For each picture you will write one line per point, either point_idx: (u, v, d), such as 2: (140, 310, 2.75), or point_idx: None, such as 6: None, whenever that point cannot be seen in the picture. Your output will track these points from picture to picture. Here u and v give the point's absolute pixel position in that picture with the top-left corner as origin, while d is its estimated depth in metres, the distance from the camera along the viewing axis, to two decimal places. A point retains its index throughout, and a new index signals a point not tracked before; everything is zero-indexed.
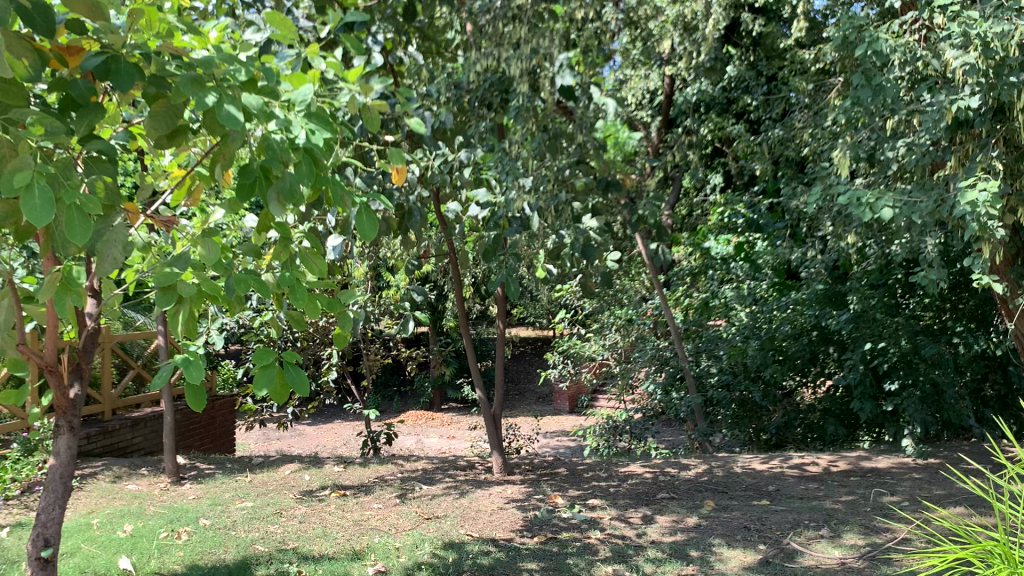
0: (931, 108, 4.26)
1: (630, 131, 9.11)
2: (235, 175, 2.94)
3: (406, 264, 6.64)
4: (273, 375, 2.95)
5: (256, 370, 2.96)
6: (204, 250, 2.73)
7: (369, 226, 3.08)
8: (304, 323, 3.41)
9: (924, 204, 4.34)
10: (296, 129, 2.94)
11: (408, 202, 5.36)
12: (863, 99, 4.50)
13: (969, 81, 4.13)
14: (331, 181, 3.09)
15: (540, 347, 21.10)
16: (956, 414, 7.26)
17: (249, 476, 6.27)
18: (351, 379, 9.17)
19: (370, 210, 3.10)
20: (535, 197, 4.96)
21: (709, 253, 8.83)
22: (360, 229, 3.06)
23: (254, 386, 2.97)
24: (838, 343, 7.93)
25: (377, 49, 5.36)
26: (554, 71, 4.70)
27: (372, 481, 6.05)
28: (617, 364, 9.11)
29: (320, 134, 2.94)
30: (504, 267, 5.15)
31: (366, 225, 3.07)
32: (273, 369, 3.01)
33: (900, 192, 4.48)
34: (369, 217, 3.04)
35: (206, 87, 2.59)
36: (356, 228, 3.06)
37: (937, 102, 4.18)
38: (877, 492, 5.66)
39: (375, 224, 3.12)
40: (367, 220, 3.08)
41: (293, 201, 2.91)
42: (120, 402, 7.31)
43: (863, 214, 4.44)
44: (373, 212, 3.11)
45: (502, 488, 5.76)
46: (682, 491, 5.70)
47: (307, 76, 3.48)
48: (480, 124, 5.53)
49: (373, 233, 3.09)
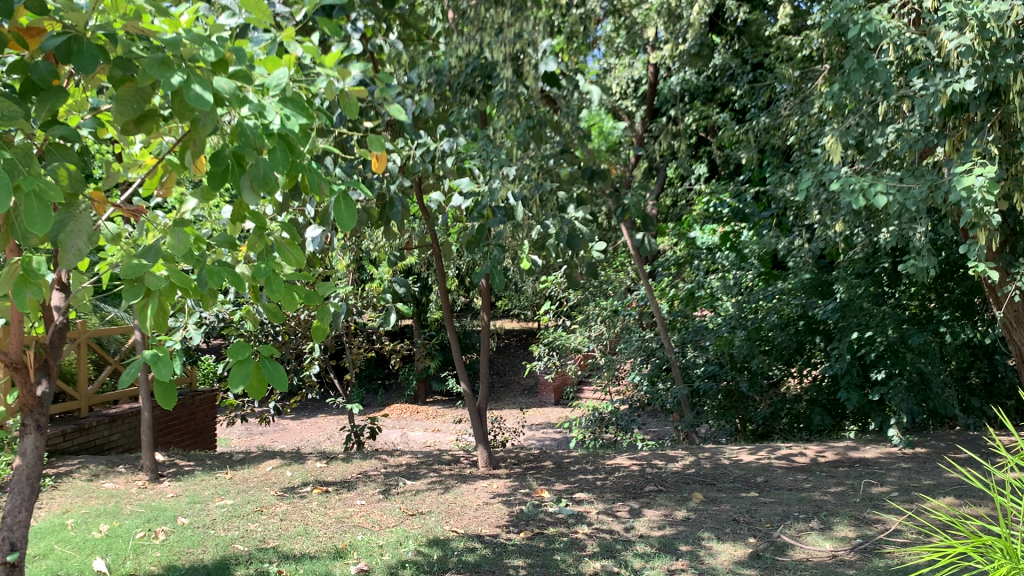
0: (925, 92, 4.17)
1: (615, 120, 9.03)
2: (206, 162, 2.82)
3: (388, 255, 6.51)
4: (250, 369, 2.85)
5: (232, 363, 2.86)
6: (173, 240, 2.61)
7: (347, 216, 2.98)
8: (280, 317, 3.29)
9: (917, 190, 4.26)
10: (270, 114, 2.85)
11: (390, 192, 5.24)
12: (855, 82, 4.39)
13: (965, 63, 4.05)
14: (307, 168, 2.99)
15: (526, 338, 21.04)
16: (942, 403, 7.19)
17: (230, 473, 6.14)
18: (333, 373, 9.03)
19: (348, 199, 3.01)
20: (518, 186, 4.81)
21: (695, 244, 8.72)
22: (338, 218, 2.96)
23: (230, 381, 2.86)
24: (824, 332, 7.86)
25: (357, 36, 5.25)
26: (539, 59, 4.64)
27: (355, 477, 5.94)
28: (603, 355, 9.02)
29: (295, 119, 2.85)
30: (489, 258, 5.04)
31: (344, 214, 2.98)
32: (250, 363, 2.92)
33: (891, 178, 4.40)
34: (347, 206, 2.94)
35: (174, 69, 2.49)
36: (334, 217, 2.96)
37: (932, 86, 4.09)
38: (866, 483, 5.62)
39: (353, 213, 3.03)
40: (345, 209, 2.99)
41: (267, 188, 2.81)
42: (97, 398, 7.16)
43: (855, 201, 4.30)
44: (351, 201, 3.02)
45: (488, 482, 5.68)
46: (670, 483, 5.64)
47: (282, 60, 3.40)
48: (463, 111, 5.41)
49: (351, 223, 2.99)
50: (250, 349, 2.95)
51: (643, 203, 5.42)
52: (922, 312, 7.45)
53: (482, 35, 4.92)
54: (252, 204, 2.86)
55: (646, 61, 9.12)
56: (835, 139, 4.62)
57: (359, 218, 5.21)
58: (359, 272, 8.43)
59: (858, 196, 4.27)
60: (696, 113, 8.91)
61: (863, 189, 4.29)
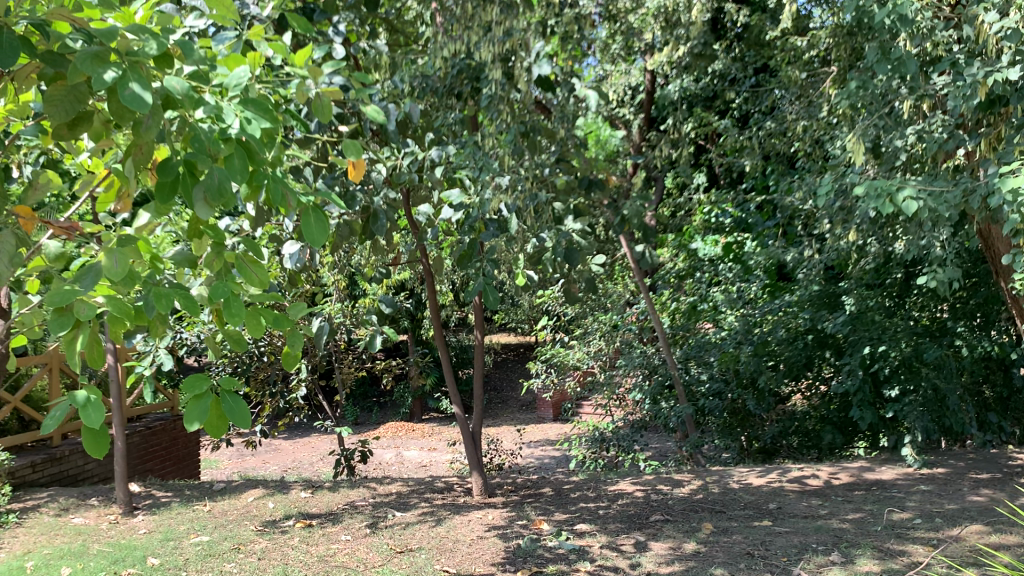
0: (962, 82, 3.87)
1: (611, 128, 8.73)
2: (153, 172, 2.49)
3: (374, 272, 6.14)
4: (209, 407, 2.53)
5: (188, 399, 2.55)
6: (108, 263, 2.26)
7: (317, 231, 2.68)
8: (243, 344, 2.95)
9: (949, 193, 3.93)
10: (228, 117, 2.53)
11: (373, 204, 4.87)
12: (880, 74, 4.08)
13: (1007, 50, 3.72)
14: (271, 177, 2.67)
15: (523, 352, 20.74)
16: (959, 421, 6.75)
17: (209, 505, 5.78)
18: (322, 394, 8.66)
19: (318, 211, 2.69)
20: (512, 197, 4.56)
21: (697, 255, 8.30)
22: (307, 234, 2.65)
23: (185, 419, 2.54)
24: (835, 346, 7.55)
25: (339, 39, 4.93)
26: (532, 62, 4.33)
27: (341, 508, 5.58)
28: (603, 372, 8.64)
29: (256, 123, 2.55)
30: (480, 275, 4.69)
31: (313, 230, 2.67)
32: (207, 398, 2.61)
33: (920, 180, 4.05)
34: (317, 219, 2.62)
35: (111, 65, 2.16)
36: (303, 232, 2.65)
37: (970, 76, 3.78)
38: (887, 509, 5.26)
39: (325, 227, 2.71)
40: (315, 223, 2.69)
41: (222, 201, 2.48)
42: (71, 425, 6.80)
43: (881, 206, 3.94)
44: (321, 213, 2.71)
45: (483, 513, 5.32)
46: (677, 512, 5.28)
47: (245, 59, 3.09)
48: (448, 116, 5.05)
49: (322, 239, 2.69)
50: (208, 382, 2.63)
51: (643, 215, 5.14)
52: (935, 325, 7.17)
53: (469, 34, 4.56)
54: (206, 218, 2.52)
55: (643, 68, 8.85)
56: (857, 139, 4.29)
57: (341, 233, 4.85)
58: (348, 290, 8.09)
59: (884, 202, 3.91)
60: (695, 120, 8.60)
61: (891, 192, 3.94)
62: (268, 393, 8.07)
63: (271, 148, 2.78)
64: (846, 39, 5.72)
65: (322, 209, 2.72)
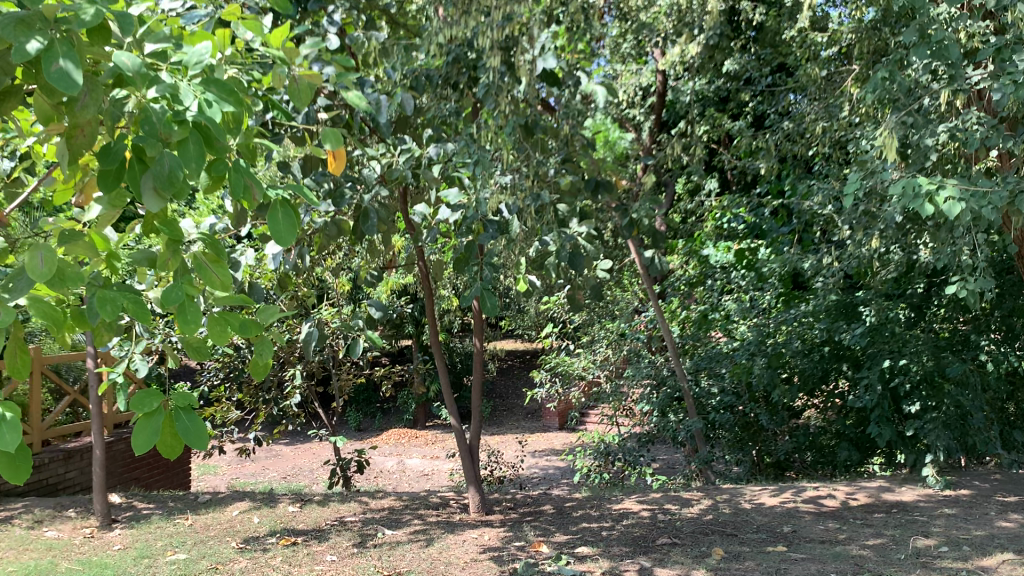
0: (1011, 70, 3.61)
1: (620, 129, 8.45)
2: (95, 158, 2.22)
3: (365, 275, 5.81)
4: (156, 433, 2.29)
5: (137, 421, 2.31)
6: (31, 262, 1.97)
7: (286, 228, 2.38)
8: (204, 353, 2.68)
9: (994, 194, 3.62)
10: (184, 97, 2.27)
11: (364, 202, 4.56)
12: (916, 60, 3.78)
13: None
14: (233, 166, 2.40)
15: (529, 359, 20.44)
16: (983, 441, 6.40)
17: (190, 519, 5.48)
18: (318, 401, 8.34)
19: (286, 206, 2.40)
20: (513, 196, 4.28)
21: (709, 262, 8.05)
22: (273, 231, 2.35)
23: (134, 443, 2.31)
24: (852, 359, 7.15)
25: (333, 29, 4.63)
26: (536, 53, 4.03)
27: (329, 524, 5.29)
28: (609, 382, 8.31)
29: (216, 105, 2.27)
30: (478, 280, 4.35)
31: (282, 228, 2.37)
32: (159, 418, 2.36)
33: (959, 181, 3.74)
34: (282, 214, 2.34)
35: (36, 30, 1.88)
36: (268, 229, 2.35)
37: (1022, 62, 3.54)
38: (909, 534, 4.93)
39: (294, 224, 2.42)
40: (283, 220, 2.39)
41: (172, 190, 2.21)
42: (53, 431, 6.55)
43: (918, 208, 3.63)
44: (290, 208, 2.42)
45: (478, 533, 5.01)
46: (685, 534, 4.96)
47: (215, 38, 2.81)
48: (444, 107, 4.71)
49: (290, 237, 2.38)
50: (160, 399, 2.38)
51: (652, 218, 4.85)
52: (957, 338, 6.73)
53: (467, 19, 4.26)
54: (155, 210, 2.25)
55: (654, 68, 8.57)
56: (892, 135, 3.98)
57: (328, 233, 4.54)
58: (347, 294, 7.81)
59: (923, 203, 3.60)
60: (708, 122, 8.28)
61: (931, 192, 3.63)
62: (260, 400, 7.74)
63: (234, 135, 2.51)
64: (870, 33, 5.39)
65: (291, 205, 2.43)
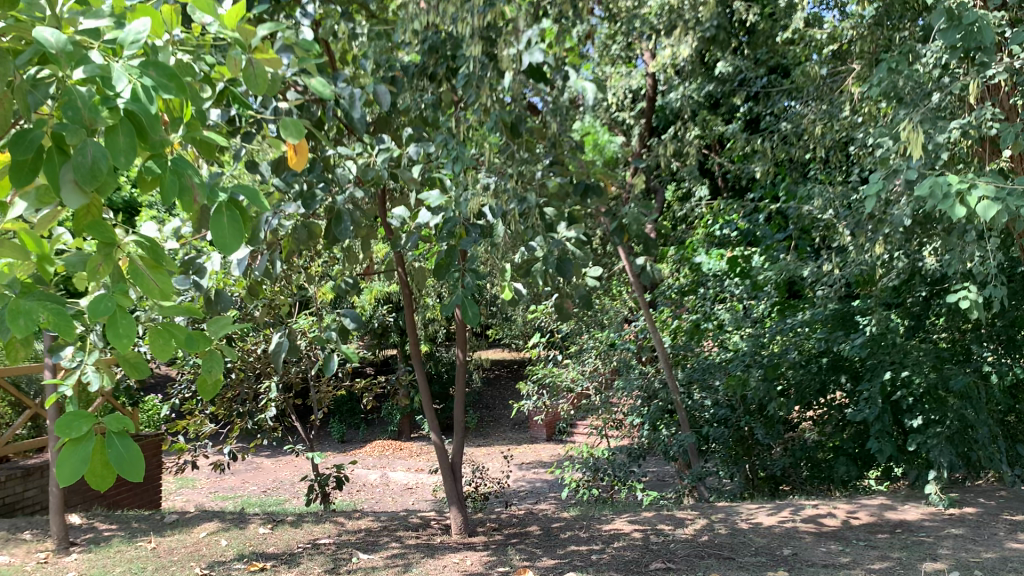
0: None
1: (610, 132, 8.21)
2: (6, 143, 1.95)
3: (339, 282, 5.48)
4: (78, 462, 2.00)
5: (62, 448, 2.00)
6: None
7: (232, 235, 2.18)
8: (142, 369, 2.42)
9: None
10: (115, 81, 2.02)
11: (336, 204, 4.24)
12: (945, 41, 3.59)
13: None
14: (171, 167, 2.15)
15: (516, 370, 20.20)
16: (988, 456, 6.14)
17: (153, 541, 5.15)
18: (296, 414, 8.01)
19: (230, 212, 2.20)
20: (496, 199, 4.00)
21: (701, 270, 7.73)
22: (216, 237, 2.15)
23: (58, 474, 2.00)
24: (851, 370, 6.87)
25: (308, 22, 4.27)
26: (521, 48, 3.67)
27: (301, 547, 4.97)
28: (598, 394, 8.01)
29: (153, 92, 2.04)
30: (460, 287, 4.07)
31: (226, 234, 2.17)
32: (89, 443, 2.06)
33: (986, 178, 3.50)
34: (225, 219, 2.15)
35: None
36: (211, 235, 2.15)
37: None
38: (917, 557, 4.65)
39: (240, 232, 2.22)
40: (227, 224, 2.19)
41: (95, 183, 1.95)
42: (13, 448, 6.23)
43: (944, 207, 3.36)
44: (235, 212, 2.22)
45: (460, 557, 4.71)
46: (680, 557, 4.67)
47: (162, 18, 2.55)
48: (420, 99, 4.41)
49: (235, 245, 2.18)
50: (90, 421, 2.09)
51: (643, 223, 4.57)
52: (958, 348, 6.47)
53: (445, 4, 3.99)
54: (75, 205, 1.99)
55: (644, 71, 8.33)
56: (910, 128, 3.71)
57: (298, 237, 4.24)
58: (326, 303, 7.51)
59: (953, 203, 3.34)
60: (700, 125, 8.06)
61: (961, 192, 3.37)
62: (235, 413, 7.39)
63: (176, 127, 2.47)
64: (873, 30, 5.20)
65: (237, 208, 2.23)
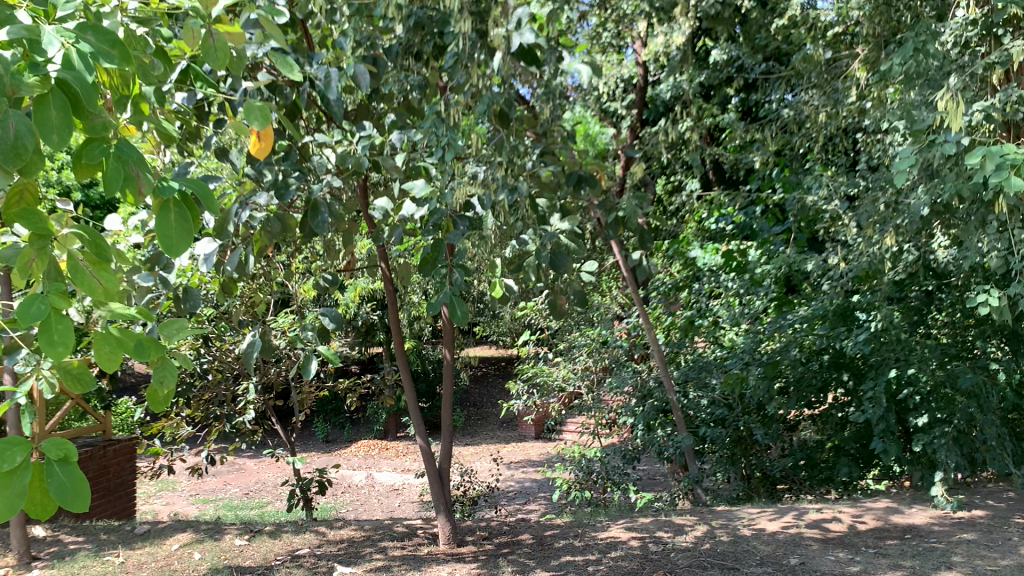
0: None
1: (601, 123, 7.92)
2: None
3: (317, 278, 5.16)
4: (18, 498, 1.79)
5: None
6: None
7: (179, 234, 1.91)
8: (85, 381, 2.28)
9: None
10: (46, 46, 1.72)
11: (312, 194, 3.90)
12: None
13: None
14: (114, 148, 1.88)
15: (504, 367, 19.97)
16: (999, 458, 5.90)
17: (120, 555, 4.84)
18: (275, 416, 7.70)
19: (179, 206, 1.93)
20: (485, 188, 3.70)
21: (696, 265, 7.47)
22: (161, 236, 1.87)
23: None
24: (853, 368, 6.56)
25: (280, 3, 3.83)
26: (510, 29, 3.32)
27: (278, 560, 4.68)
28: (590, 393, 7.76)
29: (90, 60, 1.75)
30: (447, 285, 3.75)
31: (172, 233, 1.90)
32: (27, 474, 1.84)
33: None
34: (171, 215, 1.88)
35: None
36: (156, 233, 1.88)
37: None
38: (932, 567, 4.40)
39: (190, 230, 1.95)
40: (175, 222, 1.92)
41: (18, 162, 1.66)
42: None
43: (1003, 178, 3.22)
44: (185, 209, 1.95)
45: (448, 570, 4.43)
46: (682, 568, 4.41)
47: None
48: (406, 80, 4.12)
49: (184, 245, 1.91)
50: (25, 449, 1.86)
51: (639, 216, 4.29)
52: (963, 345, 6.18)
53: None
54: None
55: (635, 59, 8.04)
56: (947, 101, 3.45)
57: (272, 230, 3.92)
58: (306, 300, 7.20)
59: (1008, 174, 3.19)
60: (694, 114, 7.78)
61: (1016, 163, 3.23)
62: (212, 416, 7.08)
63: (124, 107, 2.18)
64: (883, 9, 4.94)
65: (187, 206, 1.96)
